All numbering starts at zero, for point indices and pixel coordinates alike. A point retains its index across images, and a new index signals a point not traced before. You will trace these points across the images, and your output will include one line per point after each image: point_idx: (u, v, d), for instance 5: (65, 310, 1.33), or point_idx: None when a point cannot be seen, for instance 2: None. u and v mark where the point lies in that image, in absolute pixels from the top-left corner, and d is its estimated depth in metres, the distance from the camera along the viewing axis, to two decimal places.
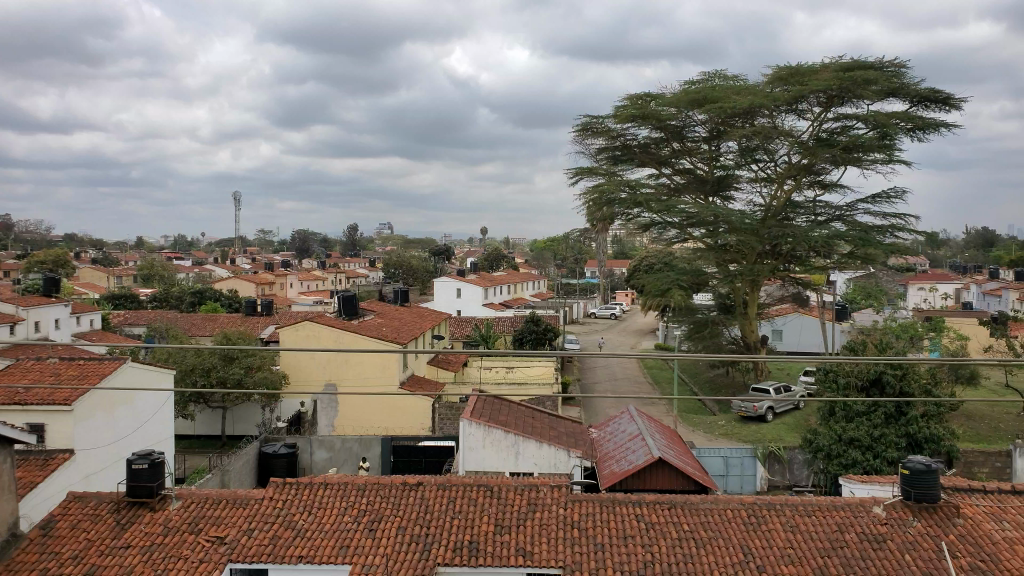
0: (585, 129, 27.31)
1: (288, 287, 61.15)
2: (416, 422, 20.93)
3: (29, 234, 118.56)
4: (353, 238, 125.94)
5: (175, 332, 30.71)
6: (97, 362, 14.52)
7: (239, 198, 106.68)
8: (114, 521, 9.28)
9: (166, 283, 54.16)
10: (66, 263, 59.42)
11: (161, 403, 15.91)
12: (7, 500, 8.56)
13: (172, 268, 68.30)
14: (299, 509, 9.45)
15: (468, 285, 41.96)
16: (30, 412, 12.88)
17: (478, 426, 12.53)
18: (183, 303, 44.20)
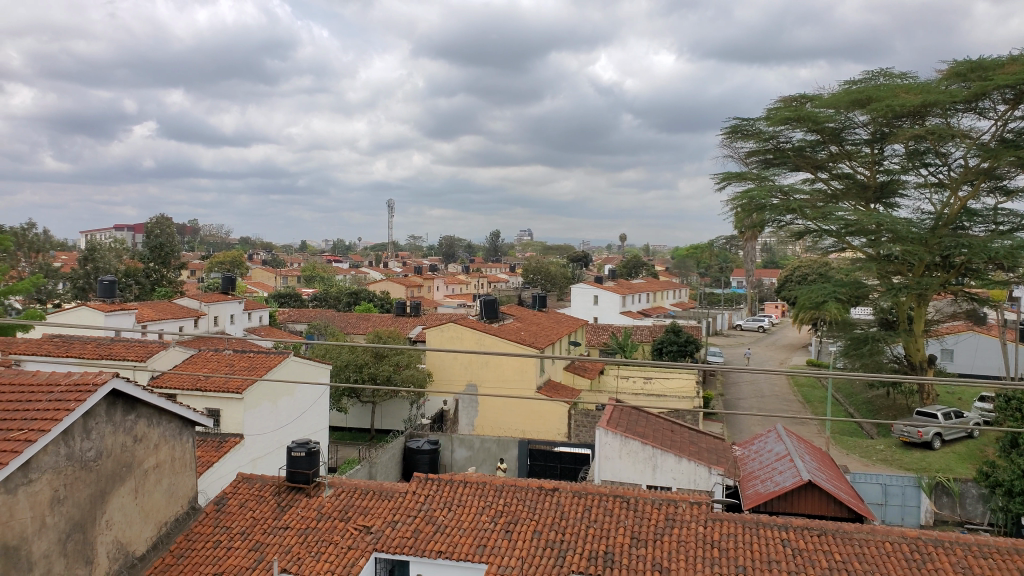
0: (735, 132, 26.42)
1: (435, 290, 63.33)
2: (554, 428, 20.96)
3: (211, 237, 130.58)
4: (496, 244, 128.97)
5: (333, 330, 32.58)
6: (264, 354, 15.62)
7: (392, 206, 112.34)
8: (275, 503, 9.94)
9: (326, 284, 57.77)
10: (240, 264, 64.78)
11: (318, 396, 16.88)
12: (188, 476, 9.42)
13: (331, 270, 72.81)
14: (439, 505, 9.69)
15: (606, 293, 41.74)
16: (208, 397, 14.06)
17: (615, 436, 12.37)
18: (340, 303, 46.92)
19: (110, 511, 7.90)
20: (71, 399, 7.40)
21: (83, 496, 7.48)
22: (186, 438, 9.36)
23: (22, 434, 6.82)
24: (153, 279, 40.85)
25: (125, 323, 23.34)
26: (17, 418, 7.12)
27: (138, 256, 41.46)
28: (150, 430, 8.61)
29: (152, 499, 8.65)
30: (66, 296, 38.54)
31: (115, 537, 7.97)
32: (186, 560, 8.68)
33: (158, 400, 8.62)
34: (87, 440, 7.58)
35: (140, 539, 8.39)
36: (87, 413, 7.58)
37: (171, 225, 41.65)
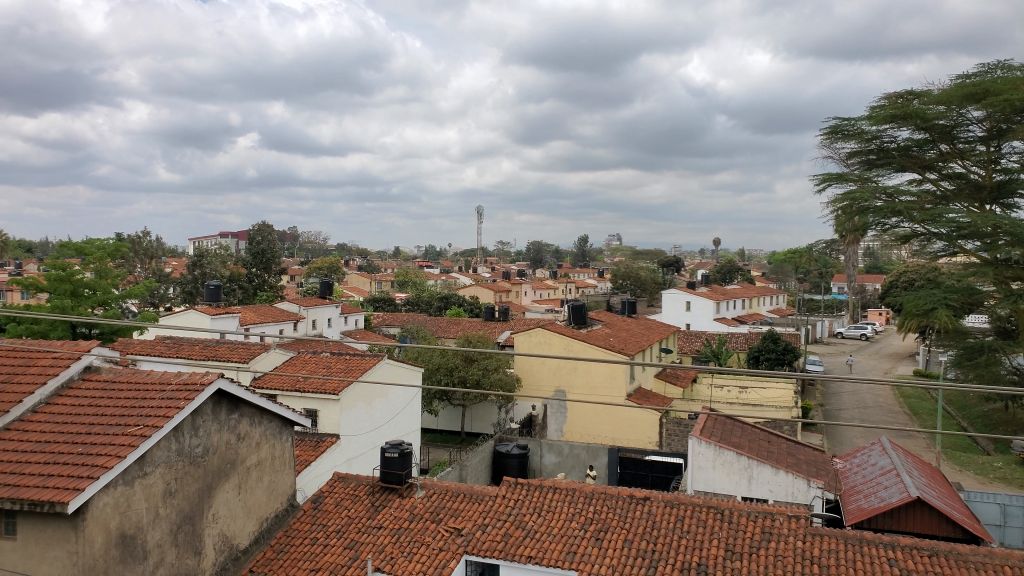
0: (835, 132, 25.41)
1: (523, 295, 63.67)
2: (645, 435, 20.63)
3: (308, 243, 135.68)
4: (584, 250, 128.63)
5: (424, 334, 33.22)
6: (359, 357, 16.07)
7: (481, 212, 113.83)
8: (370, 503, 10.19)
9: (418, 289, 58.99)
10: (337, 269, 66.94)
11: (410, 398, 17.21)
12: (287, 474, 9.79)
13: (422, 275, 74.30)
14: (529, 510, 9.70)
15: (699, 299, 40.89)
16: (306, 398, 14.58)
17: (709, 445, 12.09)
18: (431, 308, 47.79)
19: (216, 505, 8.30)
20: (180, 398, 7.81)
21: (192, 490, 7.89)
22: (285, 437, 9.73)
23: (137, 430, 7.26)
24: (255, 284, 42.75)
25: (230, 326, 24.50)
26: (133, 415, 7.58)
27: (241, 262, 43.45)
28: (253, 428, 8.99)
29: (254, 495, 9.04)
30: (177, 299, 40.84)
31: (220, 530, 8.35)
32: (285, 555, 9.00)
33: (260, 400, 9.00)
34: (195, 437, 7.99)
35: (243, 532, 8.78)
36: (195, 411, 7.98)
37: (272, 232, 43.42)
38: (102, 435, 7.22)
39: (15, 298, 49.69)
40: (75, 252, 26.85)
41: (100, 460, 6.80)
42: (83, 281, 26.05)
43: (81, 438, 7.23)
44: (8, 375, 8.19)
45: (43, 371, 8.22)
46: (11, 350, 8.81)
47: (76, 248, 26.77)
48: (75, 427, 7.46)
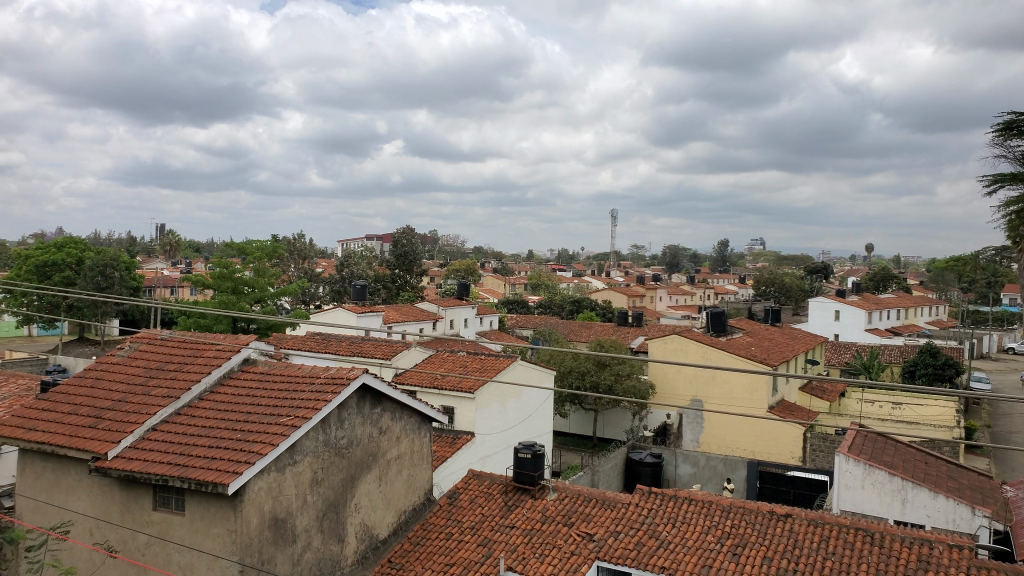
0: (1009, 128, 23.22)
1: (658, 300, 62.47)
2: (787, 450, 19.66)
3: (446, 245, 139.82)
4: (723, 254, 124.63)
5: (557, 337, 33.36)
6: (494, 357, 16.37)
7: (616, 216, 113.03)
8: (503, 502, 10.32)
9: (551, 292, 59.37)
10: (473, 271, 68.48)
11: (543, 400, 17.32)
12: (424, 468, 10.14)
13: (555, 278, 74.61)
14: (664, 520, 9.51)
15: (848, 308, 38.66)
16: (443, 395, 15.05)
17: (858, 464, 11.44)
18: (564, 311, 47.92)
19: (359, 496, 8.71)
20: (329, 391, 8.26)
21: (337, 480, 8.33)
22: (423, 433, 10.08)
23: (289, 420, 7.72)
24: (397, 284, 44.53)
25: (374, 324, 25.61)
26: (286, 405, 8.10)
27: (385, 263, 45.36)
28: (393, 423, 9.37)
29: (394, 487, 9.42)
30: (325, 298, 43.24)
31: (362, 519, 8.76)
32: (421, 548, 9.30)
33: (401, 395, 9.36)
34: (340, 429, 8.41)
35: (382, 523, 9.19)
36: (341, 405, 8.41)
37: (414, 235, 44.89)
38: (258, 424, 7.75)
39: (186, 294, 54.40)
40: (237, 252, 28.93)
41: (255, 446, 7.30)
42: (244, 279, 28.07)
43: (240, 425, 7.81)
44: (179, 365, 8.99)
45: (209, 362, 8.93)
46: (181, 341, 9.64)
47: (238, 249, 28.85)
48: (237, 414, 8.08)
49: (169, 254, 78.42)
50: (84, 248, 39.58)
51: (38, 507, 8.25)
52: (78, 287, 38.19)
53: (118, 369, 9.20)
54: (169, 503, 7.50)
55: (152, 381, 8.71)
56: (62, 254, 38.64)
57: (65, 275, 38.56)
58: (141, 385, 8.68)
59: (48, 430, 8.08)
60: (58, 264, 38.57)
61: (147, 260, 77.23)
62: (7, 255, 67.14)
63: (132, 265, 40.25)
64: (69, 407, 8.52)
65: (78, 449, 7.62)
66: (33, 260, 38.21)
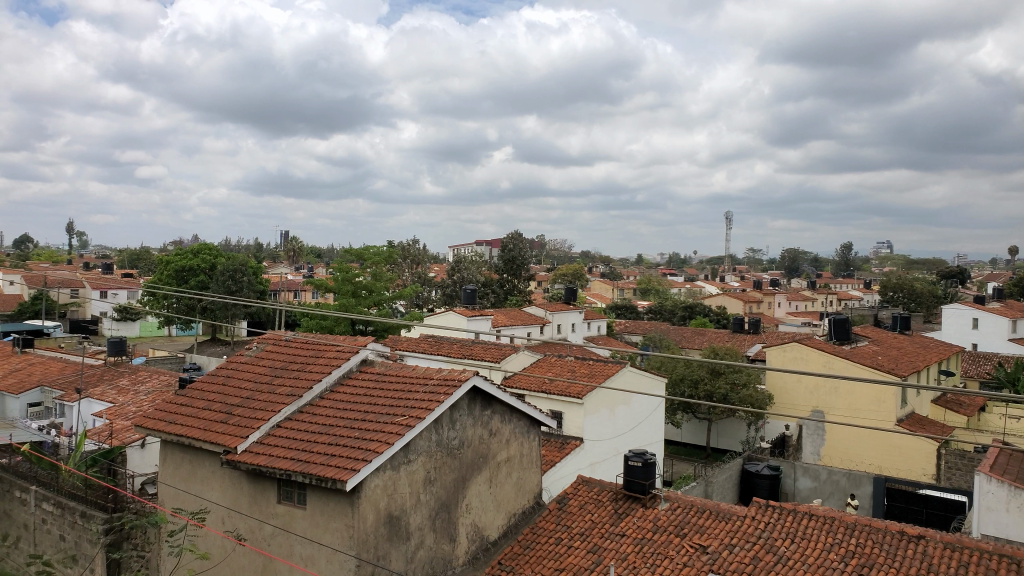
0: None
1: (775, 307, 60.17)
2: (918, 466, 18.40)
3: (555, 249, 140.08)
4: (846, 258, 118.63)
5: (669, 343, 32.73)
6: (603, 363, 16.21)
7: (731, 219, 109.71)
8: (613, 509, 10.20)
9: (663, 296, 58.28)
10: (583, 276, 68.16)
11: (653, 409, 16.97)
12: (533, 472, 10.17)
13: (667, 283, 73.17)
14: (782, 535, 9.12)
15: (988, 316, 35.91)
16: (552, 400, 15.10)
17: (1000, 484, 10.60)
18: (676, 317, 46.96)
19: (470, 496, 8.83)
20: (441, 392, 8.41)
21: (449, 480, 8.48)
22: (533, 436, 10.13)
23: (403, 420, 7.92)
24: (506, 289, 44.92)
25: (485, 327, 25.96)
26: (401, 405, 8.31)
27: (494, 268, 45.90)
28: (503, 425, 9.46)
29: (504, 489, 9.50)
30: (437, 302, 44.23)
31: (474, 520, 8.88)
32: (531, 551, 9.33)
33: (510, 398, 9.43)
34: (453, 430, 8.56)
35: (493, 525, 9.30)
36: (453, 406, 8.55)
37: (523, 239, 45.16)
38: (375, 423, 8.00)
39: (307, 296, 56.98)
40: (355, 257, 30.02)
41: (372, 445, 7.53)
42: (362, 282, 29.14)
43: (358, 424, 8.08)
44: (302, 365, 9.42)
45: (329, 362, 9.30)
46: (304, 341, 10.10)
47: (356, 254, 29.96)
48: (354, 413, 8.37)
49: (293, 259, 82.41)
50: (217, 254, 42.23)
51: (177, 495, 8.85)
52: (210, 290, 40.76)
53: (247, 367, 9.74)
54: (292, 496, 7.85)
55: (277, 380, 9.17)
56: (197, 259, 41.42)
57: (199, 279, 41.29)
58: (268, 383, 9.16)
59: (185, 423, 8.66)
60: (193, 269, 41.36)
61: (272, 265, 81.48)
62: (149, 260, 72.61)
63: (259, 270, 42.50)
64: (204, 402, 9.10)
65: (212, 442, 8.13)
66: (172, 265, 41.17)
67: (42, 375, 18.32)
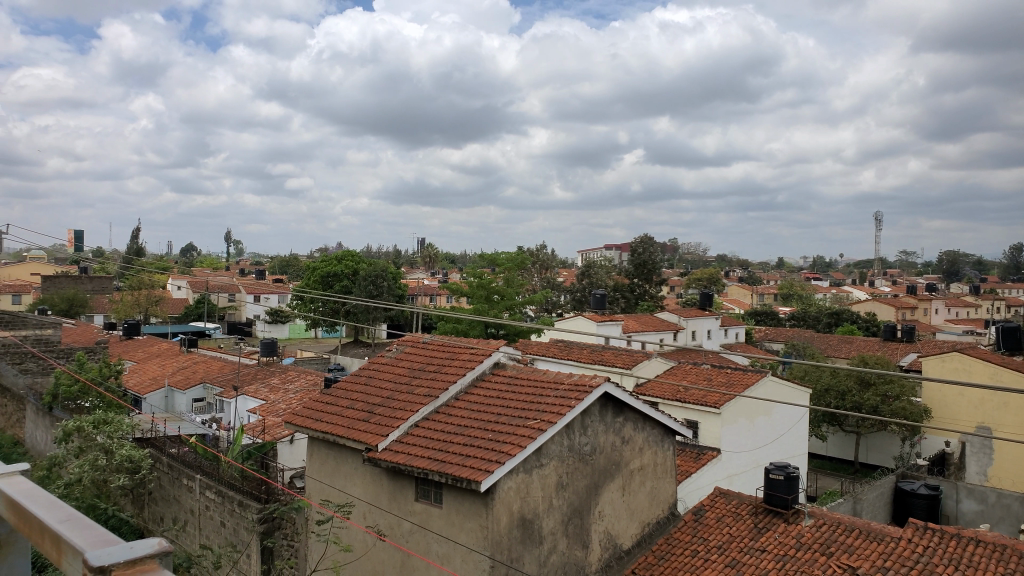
0: None
1: (934, 313, 55.78)
2: None
3: (690, 254, 136.57)
4: (1015, 260, 108.31)
5: (812, 352, 31.15)
6: (742, 372, 15.62)
7: (880, 219, 102.90)
8: (753, 524, 9.78)
9: (806, 302, 55.48)
10: (718, 280, 66.04)
11: (797, 420, 16.15)
12: (668, 482, 9.96)
13: (810, 287, 69.54)
14: (943, 561, 8.40)
15: None
16: (687, 409, 14.75)
17: None
18: (821, 324, 44.59)
19: (602, 503, 8.74)
20: (573, 397, 8.38)
21: (582, 485, 8.44)
22: (667, 446, 9.90)
23: (536, 424, 7.95)
24: (637, 294, 44.30)
25: (616, 333, 25.73)
26: (533, 409, 8.35)
27: (626, 272, 45.38)
28: (636, 433, 9.31)
29: (638, 499, 9.35)
30: (568, 307, 44.25)
31: (607, 527, 8.79)
32: (666, 562, 9.11)
33: (643, 406, 9.26)
34: (585, 435, 8.51)
35: (626, 534, 9.17)
36: (585, 412, 8.50)
37: (654, 243, 44.35)
38: (508, 426, 8.07)
39: (442, 301, 58.65)
40: (488, 262, 30.54)
41: (505, 447, 7.61)
42: (494, 287, 29.66)
43: (492, 426, 8.20)
44: (438, 367, 9.67)
45: (464, 365, 9.49)
46: (440, 344, 10.36)
47: (489, 259, 30.51)
48: (488, 416, 8.49)
49: (429, 264, 85.01)
50: (358, 260, 44.28)
51: (323, 489, 9.33)
52: (353, 295, 42.80)
53: (387, 368, 10.13)
54: (429, 495, 8.06)
55: (414, 381, 9.47)
56: (341, 265, 43.66)
57: (342, 284, 43.45)
58: (406, 384, 9.47)
59: (331, 421, 9.11)
60: (337, 274, 43.66)
61: (410, 270, 84.43)
62: (297, 266, 77.17)
63: (398, 275, 44.09)
64: (347, 401, 9.54)
65: (354, 440, 8.51)
66: (318, 271, 43.65)
67: (204, 372, 19.87)
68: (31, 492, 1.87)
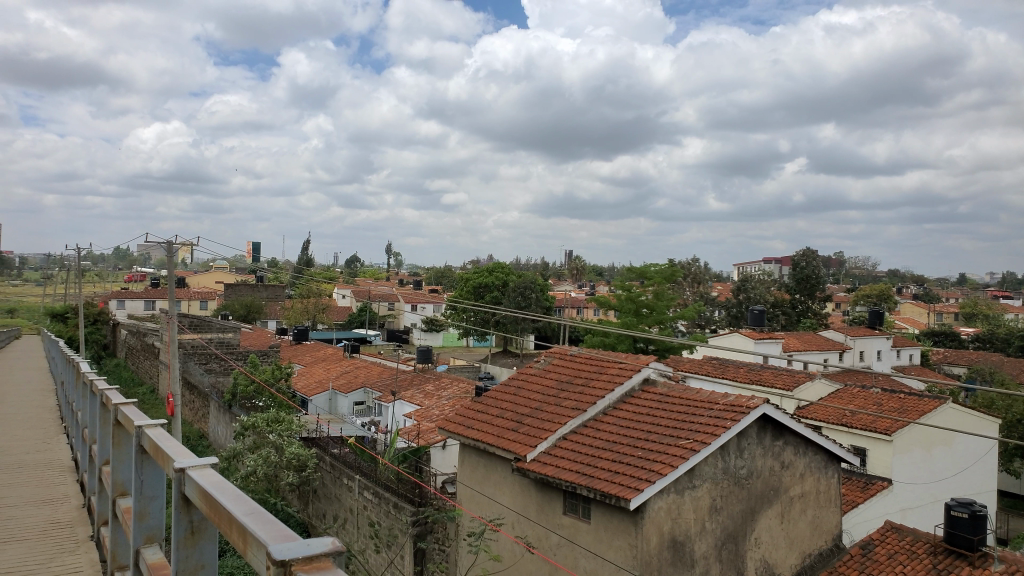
0: None
1: None
2: None
3: (857, 269, 127.93)
4: None
5: (1001, 378, 28.17)
6: (917, 398, 14.36)
7: None
8: (931, 564, 8.91)
9: (994, 323, 50.32)
10: (890, 297, 61.33)
11: (984, 452, 14.60)
12: (832, 512, 9.30)
13: (999, 307, 63.02)
14: None
15: None
16: (854, 435, 13.78)
17: None
18: (1012, 348, 40.29)
19: (759, 530, 8.29)
20: (727, 418, 8.01)
21: (737, 509, 8.07)
22: (831, 473, 9.27)
23: (688, 444, 7.67)
24: (798, 310, 42.03)
25: (774, 351, 24.52)
26: (685, 428, 8.07)
27: (786, 287, 43.20)
28: (797, 458, 8.78)
29: (798, 527, 8.79)
30: (722, 323, 42.73)
31: (763, 555, 8.33)
32: None
33: (805, 430, 8.71)
34: (741, 458, 8.12)
35: (785, 563, 8.64)
36: (741, 433, 8.10)
37: (817, 257, 42.05)
38: (659, 444, 7.85)
39: (591, 313, 58.45)
40: (638, 275, 30.08)
41: (656, 466, 7.40)
42: (645, 300, 29.20)
43: (642, 443, 8.00)
44: (586, 380, 9.59)
45: (613, 379, 9.35)
46: (588, 357, 10.28)
47: (639, 272, 30.05)
48: (637, 432, 8.30)
49: (577, 277, 85.16)
50: (509, 272, 45.09)
51: (473, 496, 9.51)
52: (503, 305, 43.62)
53: (535, 379, 10.19)
54: (577, 509, 7.97)
55: (562, 393, 9.45)
56: (491, 276, 44.65)
57: (493, 295, 44.39)
58: (554, 396, 9.48)
59: (481, 429, 9.28)
60: (489, 286, 44.70)
61: (559, 282, 84.96)
62: (451, 278, 79.73)
63: (547, 288, 44.35)
64: (497, 410, 9.69)
65: (503, 449, 8.62)
66: (470, 282, 44.93)
67: (364, 377, 20.90)
68: (220, 483, 1.99)
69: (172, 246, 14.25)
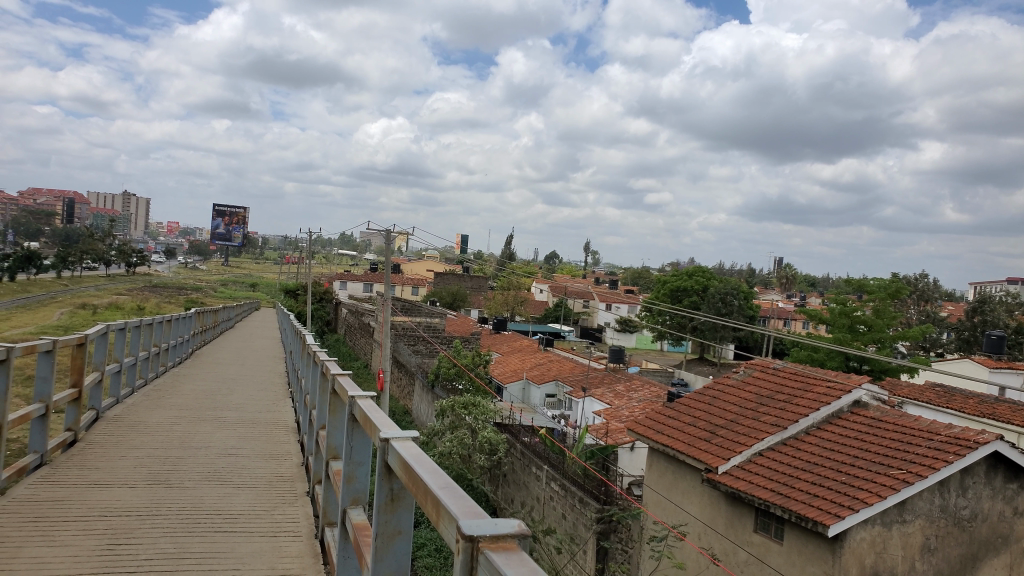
0: None
1: None
2: None
3: None
4: None
5: None
6: None
7: None
8: None
9: None
10: None
11: None
12: None
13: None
14: None
15: None
16: None
17: None
18: None
19: None
20: (950, 451, 7.21)
21: (955, 553, 7.29)
22: None
23: (900, 474, 7.03)
24: None
25: (1014, 383, 21.73)
26: (899, 457, 7.39)
27: None
28: None
29: None
30: (952, 346, 38.63)
31: None
32: None
33: None
34: (963, 497, 7.31)
35: None
36: (965, 470, 7.28)
37: None
38: (866, 472, 7.27)
39: (798, 325, 55.17)
40: (856, 288, 27.87)
41: (861, 494, 6.86)
42: (861, 317, 27.04)
43: (848, 469, 7.46)
44: (788, 397, 9.09)
45: (819, 398, 8.77)
46: (793, 371, 9.72)
47: (856, 285, 27.79)
48: (841, 457, 7.75)
49: (785, 286, 80.65)
50: (709, 276, 43.67)
51: (660, 501, 9.39)
52: (702, 311, 42.41)
53: (733, 391, 9.83)
54: (769, 528, 7.60)
55: (761, 408, 9.04)
56: (691, 281, 43.59)
57: (691, 299, 43.30)
58: (752, 410, 9.09)
59: (672, 436, 9.16)
60: (687, 289, 43.67)
61: (764, 290, 80.96)
62: (649, 279, 78.85)
63: (751, 295, 42.28)
64: (690, 418, 9.49)
65: (694, 458, 8.45)
66: (669, 285, 44.18)
67: (558, 370, 21.27)
68: (418, 456, 2.15)
69: (390, 234, 15.39)
